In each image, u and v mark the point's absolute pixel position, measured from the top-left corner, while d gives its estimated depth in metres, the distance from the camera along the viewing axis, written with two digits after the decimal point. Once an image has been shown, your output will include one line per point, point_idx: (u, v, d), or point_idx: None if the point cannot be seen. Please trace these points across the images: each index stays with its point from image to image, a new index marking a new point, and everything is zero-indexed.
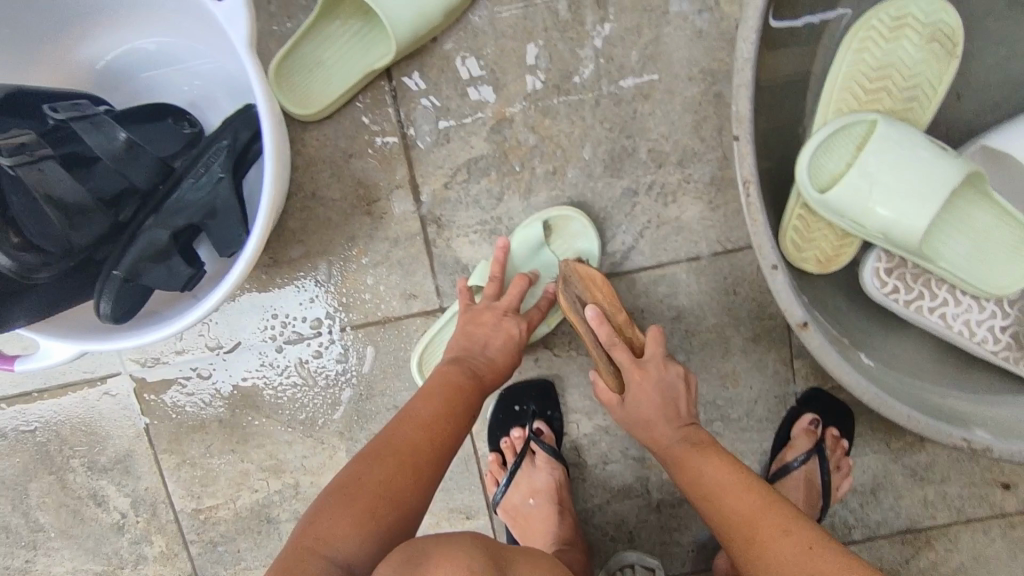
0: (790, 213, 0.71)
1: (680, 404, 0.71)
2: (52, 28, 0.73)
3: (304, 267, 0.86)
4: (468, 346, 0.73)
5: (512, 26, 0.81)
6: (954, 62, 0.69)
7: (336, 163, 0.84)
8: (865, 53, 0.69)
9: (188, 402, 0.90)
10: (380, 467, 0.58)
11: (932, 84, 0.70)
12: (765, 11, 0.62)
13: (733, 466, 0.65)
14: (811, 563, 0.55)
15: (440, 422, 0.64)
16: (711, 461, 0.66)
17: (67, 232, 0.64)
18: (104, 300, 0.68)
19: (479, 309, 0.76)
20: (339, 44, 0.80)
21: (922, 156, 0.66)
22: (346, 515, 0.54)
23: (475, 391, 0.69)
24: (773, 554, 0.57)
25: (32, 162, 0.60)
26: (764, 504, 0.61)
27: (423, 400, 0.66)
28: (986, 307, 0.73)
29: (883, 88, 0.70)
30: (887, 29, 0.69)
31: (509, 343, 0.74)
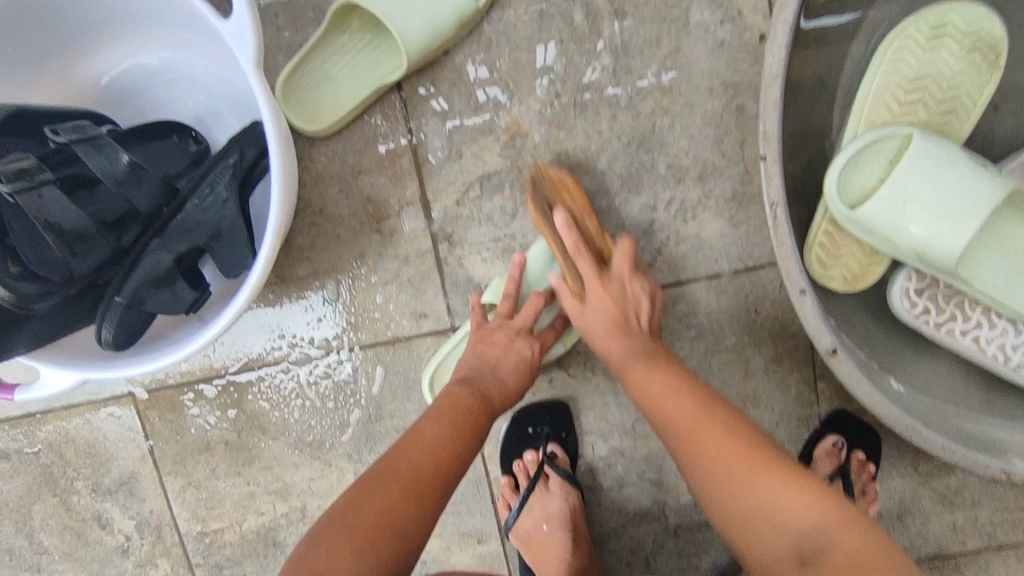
0: (816, 228, 0.68)
1: (640, 315, 0.69)
2: (54, 46, 0.70)
3: (312, 285, 0.84)
4: (478, 364, 0.71)
5: (527, 37, 0.78)
6: (996, 74, 0.66)
7: (345, 179, 0.81)
8: (901, 63, 0.66)
9: (193, 424, 0.88)
10: (381, 494, 0.56)
11: (972, 96, 0.66)
12: (795, 25, 0.59)
13: (700, 399, 0.61)
14: (791, 498, 0.53)
15: (447, 446, 0.62)
16: (713, 442, 0.57)
17: (68, 259, 0.61)
18: (107, 326, 0.65)
19: (490, 328, 0.73)
20: (349, 57, 0.77)
21: (962, 173, 0.63)
22: (346, 545, 0.52)
23: (482, 415, 0.67)
24: (789, 521, 0.52)
25: (31, 188, 0.58)
26: (743, 454, 0.55)
27: (429, 422, 0.64)
28: (1022, 331, 0.69)
29: (919, 100, 0.67)
30: (925, 38, 0.66)
31: (521, 365, 0.72)
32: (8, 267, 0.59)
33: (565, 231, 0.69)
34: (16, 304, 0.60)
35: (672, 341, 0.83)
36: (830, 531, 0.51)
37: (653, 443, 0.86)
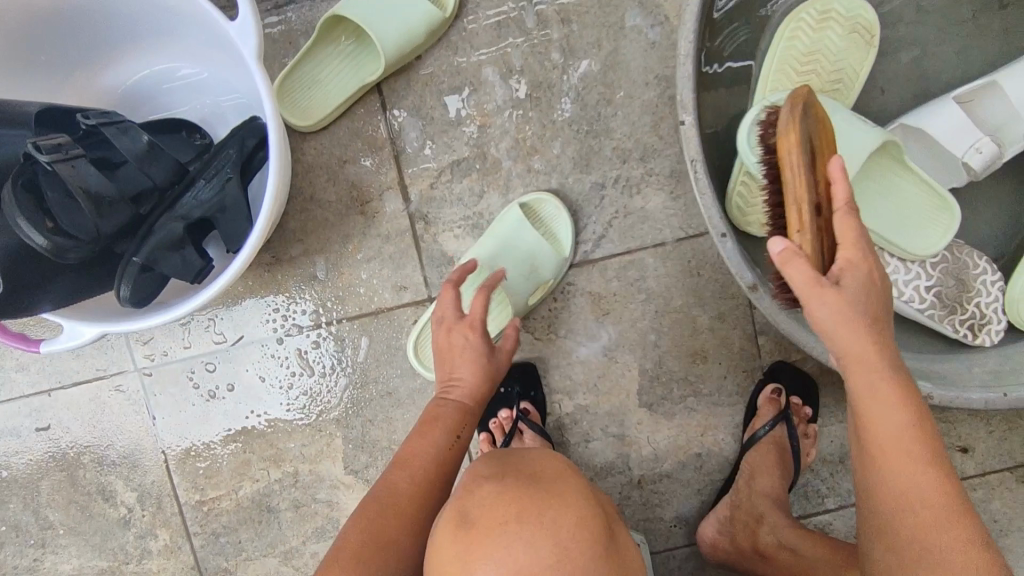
0: (735, 179, 0.78)
1: (865, 266, 0.55)
2: (82, 57, 0.83)
3: (304, 264, 0.94)
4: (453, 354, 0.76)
5: (487, 43, 0.91)
6: (871, 51, 0.80)
7: (332, 168, 0.92)
8: (795, 41, 0.79)
9: (193, 396, 0.95)
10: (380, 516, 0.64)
11: (854, 70, 0.80)
12: (700, 16, 0.72)
13: (920, 426, 0.53)
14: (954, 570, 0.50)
15: (435, 469, 0.69)
16: (911, 478, 0.53)
17: (97, 220, 0.70)
18: (124, 284, 0.74)
19: (446, 330, 0.75)
20: (335, 63, 0.89)
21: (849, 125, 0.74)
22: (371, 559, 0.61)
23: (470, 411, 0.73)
24: None
25: (67, 159, 0.67)
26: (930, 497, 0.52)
27: (416, 439, 0.70)
28: (912, 269, 0.81)
29: (812, 71, 0.79)
30: (814, 21, 0.79)
31: (476, 366, 0.73)
32: (45, 223, 0.66)
33: (839, 183, 0.55)
34: (52, 254, 0.67)
35: (626, 303, 0.93)
36: None
37: (615, 398, 0.94)
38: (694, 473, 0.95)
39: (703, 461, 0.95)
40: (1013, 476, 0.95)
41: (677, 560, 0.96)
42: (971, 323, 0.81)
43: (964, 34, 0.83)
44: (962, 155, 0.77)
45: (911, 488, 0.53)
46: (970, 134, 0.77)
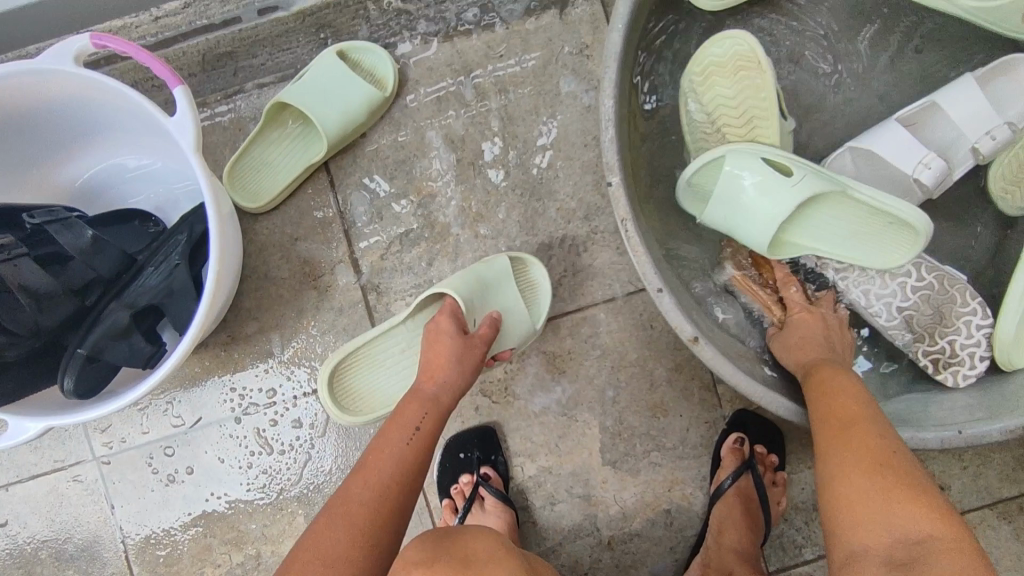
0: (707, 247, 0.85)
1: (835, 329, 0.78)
2: (36, 158, 0.86)
3: (260, 340, 0.94)
4: (419, 403, 0.71)
5: (429, 117, 0.94)
6: (765, 73, 0.80)
7: (284, 245, 0.94)
8: (691, 108, 0.83)
9: (152, 481, 0.94)
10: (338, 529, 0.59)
11: (759, 102, 0.81)
12: (619, 83, 0.75)
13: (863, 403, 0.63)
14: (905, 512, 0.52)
15: (406, 456, 0.66)
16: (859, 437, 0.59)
17: (37, 315, 0.72)
18: (68, 376, 0.74)
19: (433, 337, 0.76)
20: (282, 145, 0.93)
21: (772, 172, 0.75)
22: (336, 535, 0.58)
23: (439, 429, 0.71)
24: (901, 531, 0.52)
25: (8, 259, 0.68)
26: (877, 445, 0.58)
27: (384, 436, 0.68)
28: (890, 286, 0.82)
29: (722, 126, 0.82)
30: (698, 82, 0.82)
31: (461, 370, 0.74)
32: None
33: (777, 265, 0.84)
34: None
35: (581, 360, 0.93)
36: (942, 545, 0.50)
37: (578, 458, 0.93)
38: (665, 531, 0.93)
39: (673, 517, 0.93)
40: (992, 513, 0.93)
41: None
42: (936, 357, 0.81)
43: (881, 82, 0.87)
44: (912, 172, 0.78)
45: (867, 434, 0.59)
46: (915, 154, 0.78)
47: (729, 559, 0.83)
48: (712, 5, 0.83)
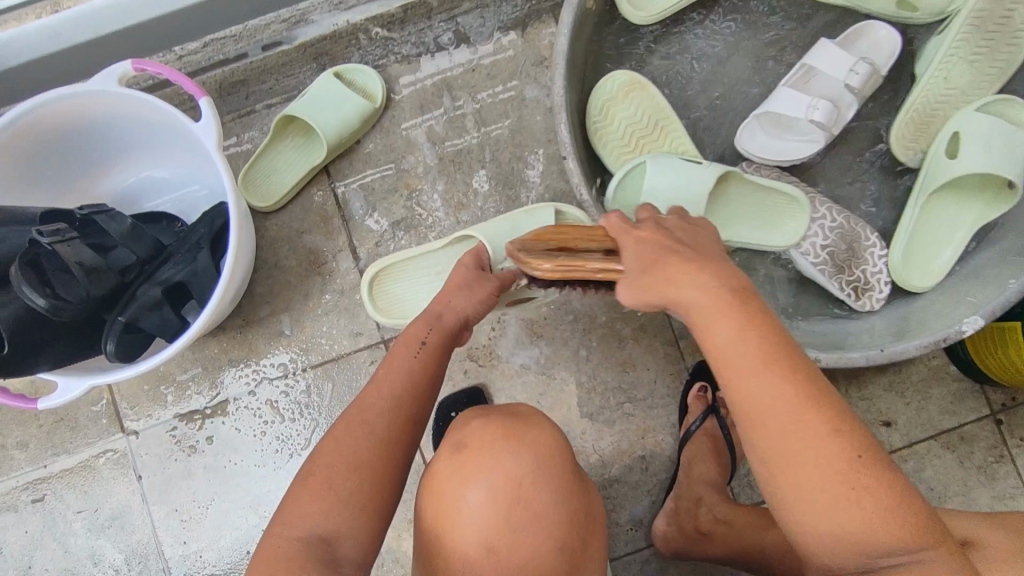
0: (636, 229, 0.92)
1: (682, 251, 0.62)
2: (80, 172, 1.02)
3: (272, 322, 1.06)
4: (432, 324, 0.78)
5: (414, 124, 1.10)
6: (652, 91, 0.98)
7: (291, 239, 1.08)
8: (608, 130, 0.97)
9: (176, 454, 1.05)
10: (320, 509, 0.64)
11: (658, 115, 0.98)
12: (569, 73, 0.89)
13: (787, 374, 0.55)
14: (841, 504, 0.52)
15: (376, 427, 0.69)
16: (790, 425, 0.53)
17: (88, 286, 0.84)
18: (110, 340, 0.87)
19: (459, 269, 0.84)
20: (288, 154, 1.08)
21: (691, 168, 0.89)
22: (318, 508, 0.64)
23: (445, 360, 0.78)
24: (837, 522, 0.52)
25: (65, 240, 0.82)
26: (807, 431, 0.53)
27: (388, 367, 0.75)
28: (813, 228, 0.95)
29: (638, 140, 0.97)
30: (602, 114, 0.97)
31: (477, 300, 0.81)
32: (44, 289, 0.80)
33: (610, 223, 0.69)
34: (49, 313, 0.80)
35: (556, 325, 1.04)
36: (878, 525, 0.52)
37: (557, 413, 1.03)
38: (641, 475, 1.02)
39: (648, 462, 1.02)
40: (937, 443, 1.02)
41: (639, 564, 1.01)
42: (855, 285, 0.95)
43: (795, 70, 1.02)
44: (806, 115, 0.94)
45: (788, 422, 0.53)
46: (804, 106, 0.94)
47: (700, 489, 0.93)
48: (639, 21, 0.97)
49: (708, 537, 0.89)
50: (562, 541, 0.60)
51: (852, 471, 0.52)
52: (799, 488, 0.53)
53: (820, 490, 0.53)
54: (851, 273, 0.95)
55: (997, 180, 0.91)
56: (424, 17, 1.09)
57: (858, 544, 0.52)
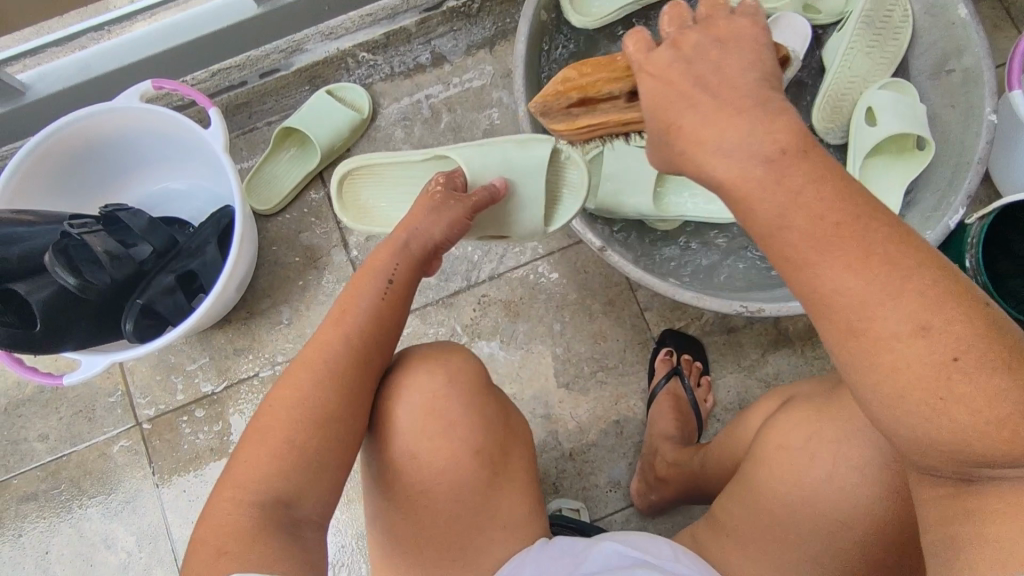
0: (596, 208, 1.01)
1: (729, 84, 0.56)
2: (101, 184, 1.14)
3: (273, 313, 1.17)
4: (388, 258, 0.76)
5: (398, 133, 1.24)
6: None
7: (290, 238, 1.20)
8: None
9: (184, 439, 1.12)
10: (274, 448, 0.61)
11: None
12: (527, 72, 1.01)
13: (879, 267, 0.47)
14: (952, 413, 0.46)
15: (328, 362, 0.66)
16: (882, 328, 0.47)
17: (112, 272, 0.95)
18: (129, 321, 0.97)
19: (432, 193, 0.82)
20: (286, 164, 1.21)
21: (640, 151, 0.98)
22: (272, 446, 0.61)
23: (403, 302, 0.75)
24: (947, 432, 0.46)
25: (93, 231, 0.94)
26: (907, 327, 0.46)
27: (345, 302, 0.71)
28: None
29: None
30: None
31: (445, 224, 0.80)
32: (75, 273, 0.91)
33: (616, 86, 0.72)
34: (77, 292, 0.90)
35: (531, 304, 1.13)
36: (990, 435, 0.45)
37: (536, 384, 1.11)
38: (617, 439, 1.10)
39: (623, 426, 1.10)
40: None
41: (620, 522, 1.07)
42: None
43: None
44: None
45: (888, 322, 0.47)
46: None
47: (657, 442, 1.00)
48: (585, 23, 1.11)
49: (665, 482, 0.95)
50: (479, 443, 0.70)
51: (954, 362, 0.45)
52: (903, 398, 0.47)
53: (901, 393, 0.47)
54: None
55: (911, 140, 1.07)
56: (404, 42, 1.24)
57: (955, 453, 0.47)
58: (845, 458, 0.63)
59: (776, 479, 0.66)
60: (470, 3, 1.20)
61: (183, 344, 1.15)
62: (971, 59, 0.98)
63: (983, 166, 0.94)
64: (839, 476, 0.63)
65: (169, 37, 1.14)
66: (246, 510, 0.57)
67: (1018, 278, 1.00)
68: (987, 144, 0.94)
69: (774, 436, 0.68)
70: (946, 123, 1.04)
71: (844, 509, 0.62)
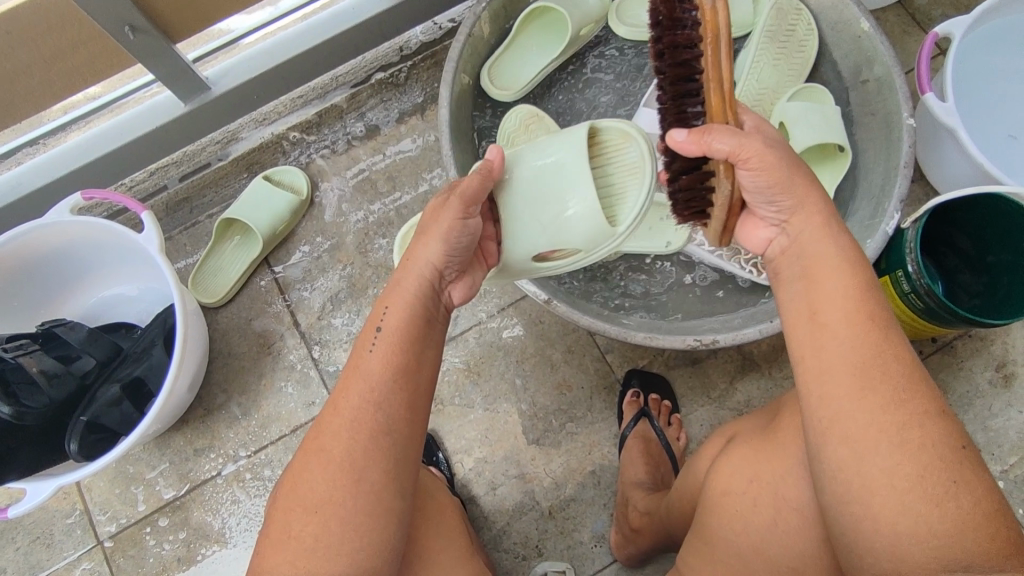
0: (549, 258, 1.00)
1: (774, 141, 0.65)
2: (44, 300, 1.12)
3: (230, 406, 1.14)
4: (393, 302, 0.70)
5: (338, 207, 1.24)
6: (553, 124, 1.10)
7: (241, 328, 1.18)
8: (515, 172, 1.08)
9: (150, 552, 1.08)
10: (290, 537, 0.62)
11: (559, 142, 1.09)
12: (451, 135, 1.02)
13: (891, 355, 0.57)
14: (940, 508, 0.52)
15: (347, 445, 0.63)
16: (888, 404, 0.55)
17: (49, 389, 0.94)
18: (72, 441, 0.93)
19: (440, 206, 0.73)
20: (229, 253, 1.20)
21: None
22: (290, 540, 0.62)
23: (410, 345, 0.68)
24: (934, 524, 0.52)
25: (26, 353, 0.94)
26: (905, 410, 0.55)
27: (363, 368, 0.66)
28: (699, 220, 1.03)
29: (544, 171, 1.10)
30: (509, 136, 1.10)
31: (447, 236, 0.70)
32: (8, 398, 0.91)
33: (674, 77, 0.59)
34: (13, 417, 0.90)
35: (491, 362, 1.11)
36: (971, 535, 0.52)
37: (506, 444, 1.08)
38: (595, 490, 1.06)
39: (599, 477, 1.06)
40: None
41: None
42: (755, 261, 1.00)
43: None
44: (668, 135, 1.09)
45: (892, 400, 0.55)
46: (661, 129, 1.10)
47: (629, 491, 0.97)
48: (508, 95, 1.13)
49: (639, 533, 0.92)
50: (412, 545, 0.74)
51: (955, 462, 0.54)
52: (900, 477, 0.54)
53: (908, 478, 0.53)
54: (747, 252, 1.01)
55: (831, 147, 1.09)
56: (337, 118, 1.27)
57: (945, 548, 0.52)
58: (778, 497, 0.66)
59: (725, 526, 0.69)
60: (397, 72, 1.27)
61: (141, 452, 1.12)
62: (882, 67, 1.00)
63: (910, 168, 0.95)
64: (779, 521, 0.66)
65: (109, 141, 1.14)
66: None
67: (966, 271, 1.00)
68: (911, 147, 0.95)
69: (714, 483, 0.73)
70: (870, 130, 1.06)
71: (791, 562, 0.65)
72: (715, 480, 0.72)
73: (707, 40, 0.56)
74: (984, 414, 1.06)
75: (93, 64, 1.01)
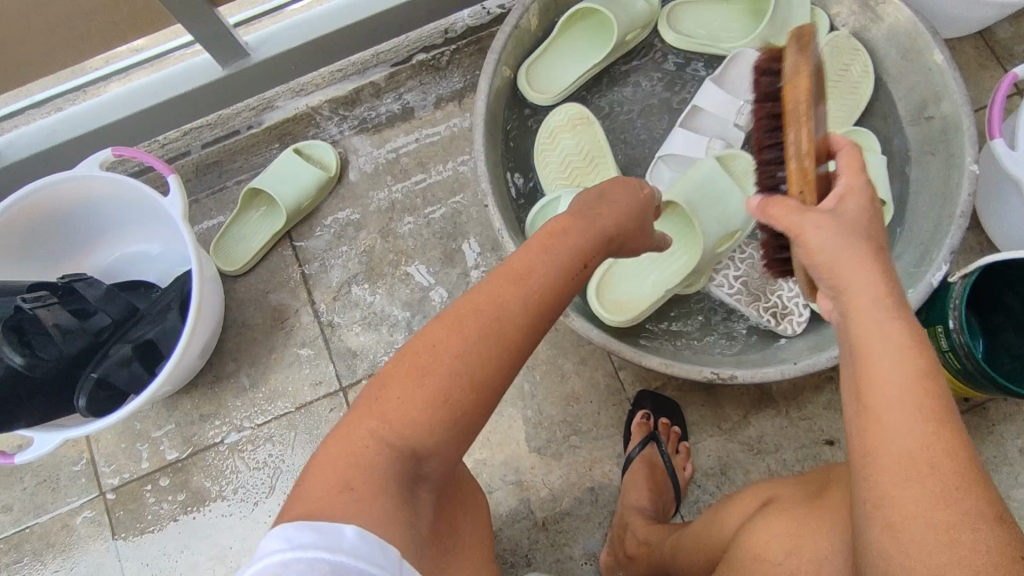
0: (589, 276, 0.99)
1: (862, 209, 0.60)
2: (69, 250, 1.13)
3: (239, 375, 1.15)
4: (533, 250, 0.65)
5: (365, 188, 1.22)
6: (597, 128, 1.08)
7: (257, 299, 1.18)
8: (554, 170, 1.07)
9: (149, 509, 1.10)
10: (355, 449, 0.53)
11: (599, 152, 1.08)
12: (485, 130, 0.99)
13: (948, 446, 0.48)
14: None
15: (448, 365, 0.55)
16: (945, 503, 0.46)
17: (63, 342, 0.96)
18: (81, 396, 0.95)
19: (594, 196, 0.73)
20: (252, 222, 1.19)
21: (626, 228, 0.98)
22: (351, 451, 0.52)
23: (542, 289, 0.62)
24: None
25: (44, 305, 0.95)
26: (959, 513, 0.45)
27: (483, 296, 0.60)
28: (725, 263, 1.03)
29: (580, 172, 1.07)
30: (546, 138, 1.08)
31: (623, 214, 0.72)
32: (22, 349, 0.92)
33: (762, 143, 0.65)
34: (24, 369, 0.92)
35: None
36: None
37: (507, 448, 1.07)
38: (592, 507, 1.04)
39: (597, 494, 1.05)
40: None
41: None
42: (773, 310, 0.99)
43: None
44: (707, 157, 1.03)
45: (943, 500, 0.46)
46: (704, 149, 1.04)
47: (629, 516, 0.95)
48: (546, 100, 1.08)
49: (634, 559, 0.90)
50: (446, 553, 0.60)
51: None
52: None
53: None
54: (768, 300, 1.00)
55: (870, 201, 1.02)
56: (373, 96, 1.24)
57: None
58: None
59: None
60: (439, 55, 1.23)
61: (150, 410, 1.14)
62: (949, 105, 0.94)
63: (966, 218, 0.88)
64: None
65: (148, 96, 1.13)
66: (341, 502, 0.49)
67: (1012, 331, 0.94)
68: (971, 196, 0.88)
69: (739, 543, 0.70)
70: (926, 170, 1.00)
71: None
72: (744, 546, 0.69)
73: (788, 121, 0.60)
74: (1009, 482, 1.01)
75: (134, 20, 1.00)
